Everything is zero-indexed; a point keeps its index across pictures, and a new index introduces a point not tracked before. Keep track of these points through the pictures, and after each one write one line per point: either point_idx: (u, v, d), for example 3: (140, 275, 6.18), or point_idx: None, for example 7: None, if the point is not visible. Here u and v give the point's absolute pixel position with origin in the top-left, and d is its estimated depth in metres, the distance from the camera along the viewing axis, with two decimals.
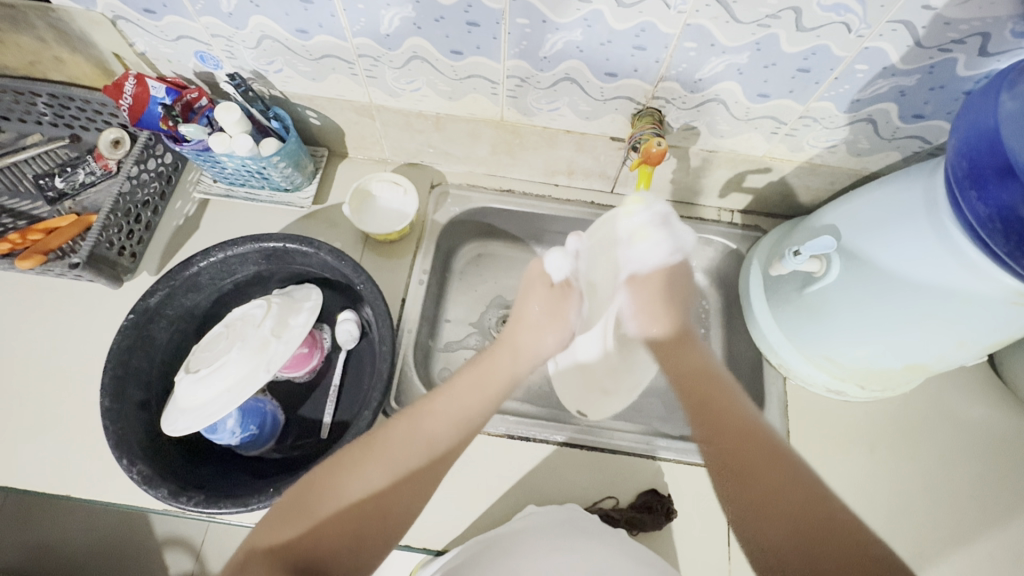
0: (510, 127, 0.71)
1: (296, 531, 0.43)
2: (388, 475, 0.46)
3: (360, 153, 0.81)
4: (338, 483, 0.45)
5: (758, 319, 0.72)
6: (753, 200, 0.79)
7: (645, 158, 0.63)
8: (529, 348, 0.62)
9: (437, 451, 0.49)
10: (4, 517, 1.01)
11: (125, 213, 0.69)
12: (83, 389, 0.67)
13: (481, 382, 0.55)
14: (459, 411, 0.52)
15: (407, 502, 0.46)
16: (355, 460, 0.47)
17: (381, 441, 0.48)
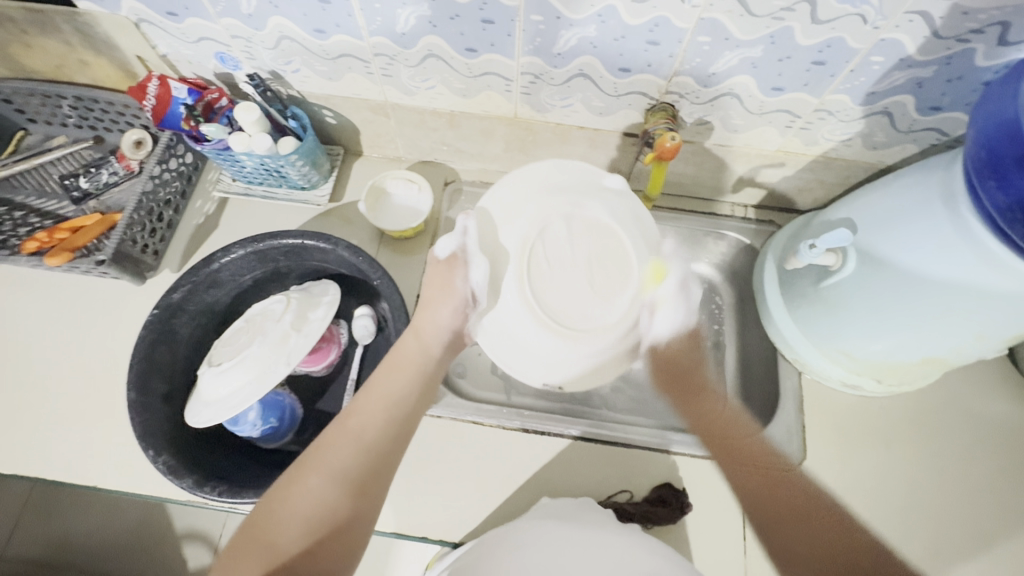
0: (523, 123, 0.72)
1: (253, 566, 0.44)
2: (335, 489, 0.48)
3: (375, 151, 0.83)
4: (288, 508, 0.47)
5: (772, 314, 0.72)
6: (766, 195, 0.79)
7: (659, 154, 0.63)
8: (429, 328, 0.61)
9: (379, 453, 0.51)
10: (28, 510, 1.03)
11: (148, 212, 0.71)
12: (108, 383, 0.69)
13: (400, 375, 0.57)
14: (386, 406, 0.54)
15: (364, 509, 0.48)
16: (299, 481, 0.48)
17: (322, 456, 0.50)
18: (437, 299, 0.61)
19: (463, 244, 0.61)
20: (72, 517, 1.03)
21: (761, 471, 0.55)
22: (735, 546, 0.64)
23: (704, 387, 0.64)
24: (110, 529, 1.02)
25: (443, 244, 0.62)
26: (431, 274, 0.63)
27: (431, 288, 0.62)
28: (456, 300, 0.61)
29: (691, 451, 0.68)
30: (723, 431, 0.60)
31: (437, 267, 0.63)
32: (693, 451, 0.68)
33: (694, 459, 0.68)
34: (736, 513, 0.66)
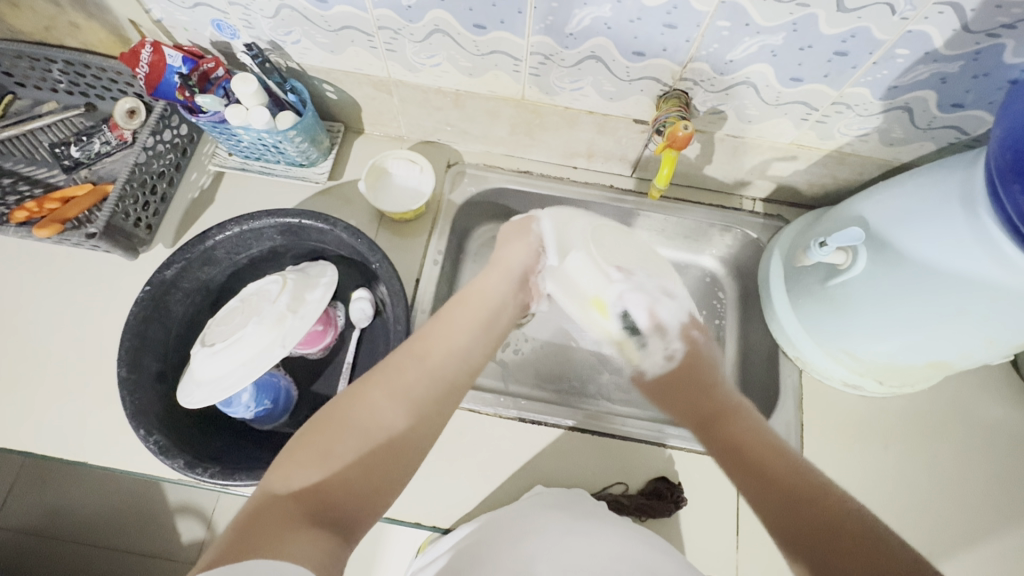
0: (530, 106, 0.69)
1: (315, 473, 0.41)
2: (401, 413, 0.47)
3: (376, 129, 0.80)
4: (352, 421, 0.45)
5: (778, 311, 0.71)
6: (776, 188, 0.77)
7: (669, 142, 0.61)
8: (506, 262, 0.65)
9: (445, 390, 0.50)
10: (21, 479, 1.03)
11: (141, 184, 0.69)
12: (99, 359, 0.68)
13: (474, 321, 0.57)
14: (457, 344, 0.54)
15: (420, 441, 0.47)
16: (365, 394, 0.47)
17: (391, 379, 0.48)
18: (515, 241, 0.67)
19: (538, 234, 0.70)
20: (64, 488, 1.03)
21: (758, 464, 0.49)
22: (728, 540, 0.64)
23: (710, 394, 0.59)
24: (102, 500, 1.02)
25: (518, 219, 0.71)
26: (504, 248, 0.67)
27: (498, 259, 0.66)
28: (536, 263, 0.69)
29: (688, 445, 0.68)
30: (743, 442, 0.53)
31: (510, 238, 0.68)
32: (689, 446, 0.68)
33: (691, 453, 0.68)
34: (730, 508, 0.66)
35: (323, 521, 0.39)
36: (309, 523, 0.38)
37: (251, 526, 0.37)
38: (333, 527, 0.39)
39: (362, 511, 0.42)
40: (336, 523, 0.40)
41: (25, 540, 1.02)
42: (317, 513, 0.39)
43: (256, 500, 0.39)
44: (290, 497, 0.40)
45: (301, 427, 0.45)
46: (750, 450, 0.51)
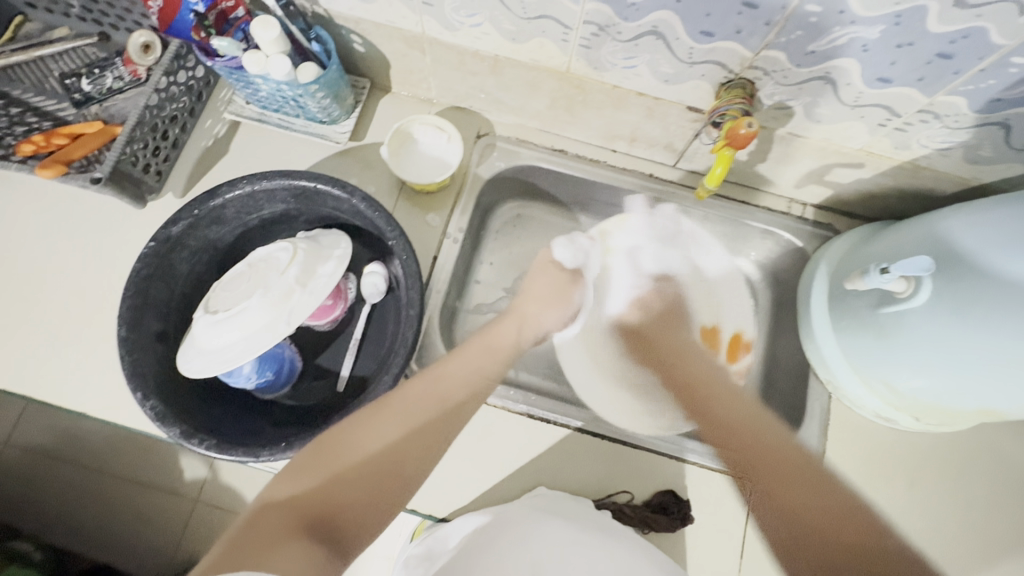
0: (575, 80, 0.63)
1: (317, 481, 0.44)
2: (406, 436, 0.49)
3: (404, 89, 0.74)
4: (358, 441, 0.47)
5: (815, 330, 0.66)
6: (832, 195, 0.71)
7: (728, 139, 0.54)
8: (534, 320, 0.69)
9: (447, 424, 0.53)
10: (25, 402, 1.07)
11: (151, 128, 0.65)
12: (102, 308, 0.66)
13: (489, 360, 0.60)
14: (467, 379, 0.57)
15: (419, 471, 0.49)
16: (376, 414, 0.49)
17: (398, 403, 0.51)
18: (552, 303, 0.71)
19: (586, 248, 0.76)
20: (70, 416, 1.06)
21: (736, 438, 0.54)
22: (732, 562, 0.62)
23: (677, 365, 0.67)
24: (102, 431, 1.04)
25: (563, 248, 0.74)
26: (545, 272, 0.73)
27: (534, 288, 0.71)
28: (567, 309, 0.73)
29: (701, 461, 0.65)
30: (693, 389, 0.62)
31: (555, 270, 0.73)
32: (702, 462, 0.65)
33: (704, 470, 0.65)
34: (738, 529, 0.63)
35: (322, 535, 0.41)
36: (307, 533, 0.40)
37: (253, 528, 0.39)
38: (330, 540, 0.41)
39: (360, 529, 0.44)
40: (334, 535, 0.41)
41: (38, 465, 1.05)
42: (316, 525, 0.41)
43: (256, 506, 0.41)
44: (290, 503, 0.41)
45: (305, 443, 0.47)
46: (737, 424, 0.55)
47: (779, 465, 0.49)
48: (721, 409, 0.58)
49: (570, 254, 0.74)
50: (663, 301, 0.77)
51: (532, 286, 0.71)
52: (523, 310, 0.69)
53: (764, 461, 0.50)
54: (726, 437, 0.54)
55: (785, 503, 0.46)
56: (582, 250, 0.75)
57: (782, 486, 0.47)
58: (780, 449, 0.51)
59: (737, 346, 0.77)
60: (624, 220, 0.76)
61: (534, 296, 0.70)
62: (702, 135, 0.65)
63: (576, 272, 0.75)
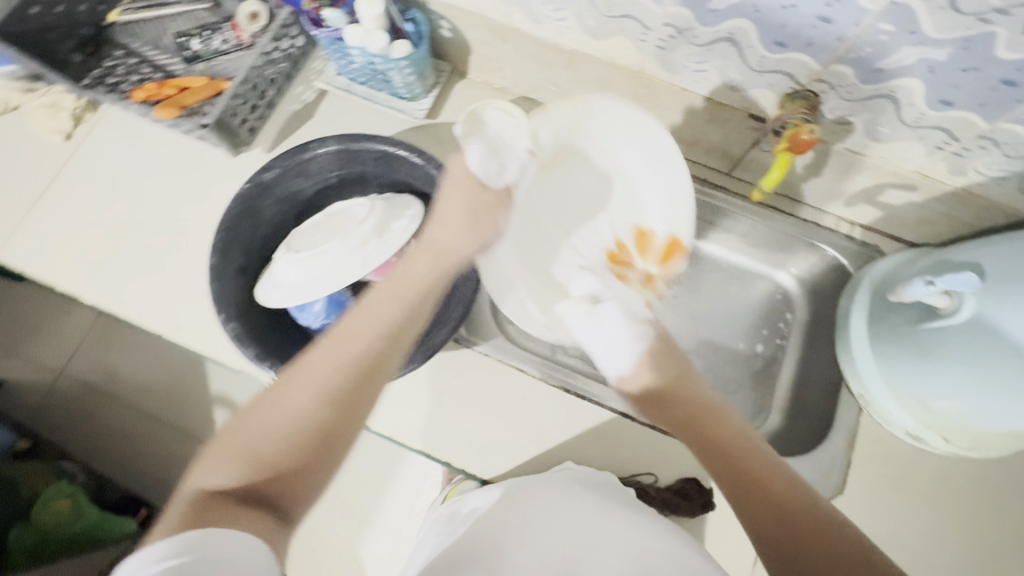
0: (645, 79, 0.67)
1: (237, 464, 0.43)
2: (321, 401, 0.45)
3: (480, 76, 0.80)
4: (271, 418, 0.45)
5: (852, 344, 0.68)
6: (881, 217, 0.73)
7: (790, 144, 0.59)
8: (455, 249, 0.57)
9: (367, 381, 0.47)
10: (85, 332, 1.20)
11: (253, 86, 0.71)
12: (188, 243, 0.72)
13: (403, 295, 0.52)
14: (385, 323, 0.50)
15: (345, 435, 0.46)
16: (294, 388, 0.46)
17: (308, 367, 0.47)
18: (465, 226, 0.58)
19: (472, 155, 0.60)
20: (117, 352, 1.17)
21: (713, 432, 0.46)
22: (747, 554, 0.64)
23: (678, 381, 0.50)
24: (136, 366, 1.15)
25: (479, 161, 0.60)
26: (461, 189, 0.59)
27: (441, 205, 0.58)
28: (489, 233, 0.60)
29: None
30: (653, 380, 0.52)
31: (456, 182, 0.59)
32: None
33: None
34: None
35: (257, 511, 0.41)
36: (236, 507, 0.40)
37: (193, 512, 0.39)
38: (259, 511, 0.41)
39: (299, 499, 0.43)
40: (271, 510, 0.41)
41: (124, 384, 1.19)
42: (250, 502, 0.41)
43: (186, 495, 0.41)
44: (217, 487, 0.41)
45: (220, 426, 0.46)
46: (713, 442, 0.46)
47: (755, 466, 0.44)
48: (691, 394, 0.49)
49: (481, 165, 0.60)
50: (661, 333, 0.54)
51: (443, 202, 0.58)
52: (428, 239, 0.57)
53: (735, 450, 0.45)
54: (708, 429, 0.47)
55: (772, 515, 0.41)
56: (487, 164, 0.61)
57: (772, 491, 0.42)
58: (768, 463, 0.44)
59: (670, 250, 0.73)
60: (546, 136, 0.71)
61: (445, 225, 0.57)
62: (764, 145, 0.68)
63: (502, 188, 0.61)
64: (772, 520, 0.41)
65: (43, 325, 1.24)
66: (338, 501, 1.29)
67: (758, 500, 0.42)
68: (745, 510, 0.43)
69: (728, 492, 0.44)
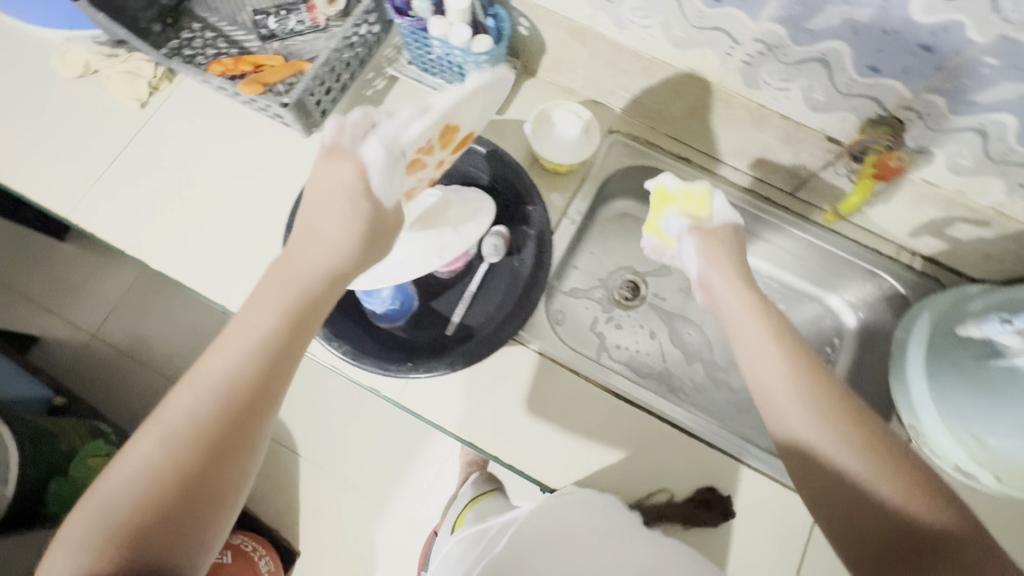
0: (722, 93, 0.67)
1: (101, 533, 0.39)
2: (173, 444, 0.42)
3: (549, 75, 0.80)
4: (124, 473, 0.41)
5: (907, 373, 0.68)
6: (945, 250, 0.73)
7: (877, 170, 0.62)
8: (313, 256, 0.50)
9: (227, 413, 0.44)
10: (137, 295, 1.27)
11: (331, 68, 0.72)
12: (256, 218, 0.74)
13: (257, 312, 0.47)
14: (246, 348, 0.46)
15: (227, 471, 0.43)
16: (141, 435, 0.43)
17: (169, 414, 0.44)
18: (328, 220, 0.50)
19: (353, 120, 0.50)
20: (165, 317, 1.26)
21: (831, 445, 0.47)
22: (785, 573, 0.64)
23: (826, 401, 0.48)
24: (184, 333, 1.25)
25: (378, 142, 0.47)
26: (330, 175, 0.50)
27: (319, 191, 0.50)
28: (366, 247, 0.51)
29: (770, 473, 0.68)
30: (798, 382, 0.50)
31: (325, 159, 0.50)
32: (772, 474, 0.68)
33: (773, 483, 0.67)
34: (795, 544, 0.65)
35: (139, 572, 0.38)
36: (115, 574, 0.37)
37: None
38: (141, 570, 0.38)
39: (183, 550, 0.40)
40: (146, 571, 0.38)
41: (167, 346, 1.25)
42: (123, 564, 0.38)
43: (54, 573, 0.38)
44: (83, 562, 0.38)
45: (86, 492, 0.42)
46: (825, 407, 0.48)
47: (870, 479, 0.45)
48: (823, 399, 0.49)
49: (338, 133, 0.50)
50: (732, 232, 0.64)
51: (317, 191, 0.50)
52: (293, 240, 0.51)
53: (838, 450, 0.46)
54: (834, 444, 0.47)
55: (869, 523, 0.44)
56: (363, 120, 0.50)
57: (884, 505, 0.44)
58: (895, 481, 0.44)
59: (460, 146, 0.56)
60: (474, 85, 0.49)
61: (321, 234, 0.50)
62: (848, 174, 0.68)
63: (399, 207, 0.53)
64: (885, 484, 0.44)
65: (91, 280, 1.28)
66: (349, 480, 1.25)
67: (865, 459, 0.45)
68: (840, 514, 0.46)
69: (840, 459, 0.46)
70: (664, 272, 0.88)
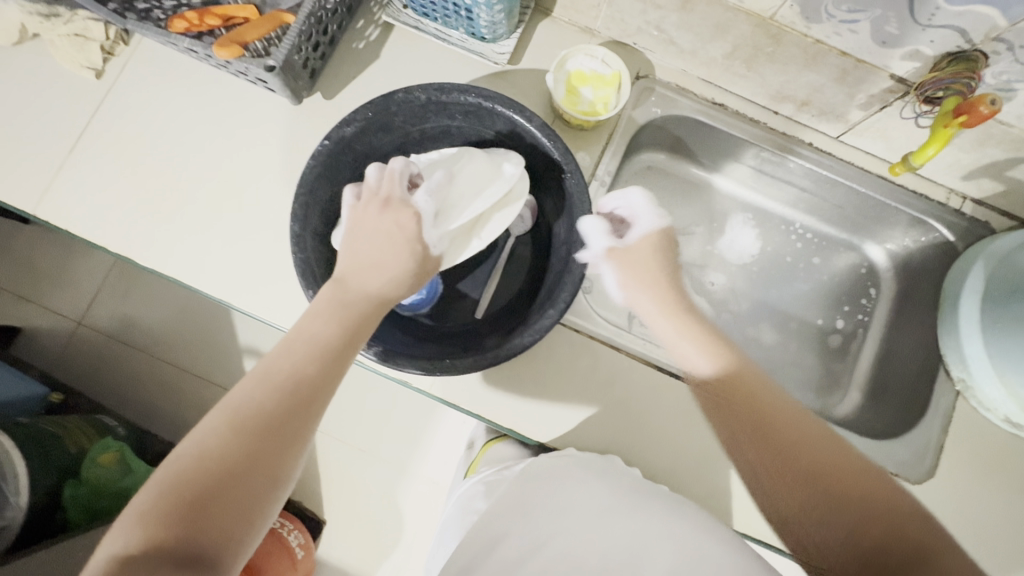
0: (774, 28, 0.59)
1: (169, 524, 0.35)
2: (248, 437, 0.39)
3: (567, 14, 0.70)
4: (194, 461, 0.38)
5: (959, 326, 0.66)
6: (1001, 192, 0.68)
7: (963, 114, 0.54)
8: (370, 271, 0.49)
9: (289, 406, 0.41)
10: (106, 281, 1.13)
11: (317, 21, 0.61)
12: (249, 202, 0.65)
13: (327, 312, 0.46)
14: (321, 347, 0.44)
15: (285, 465, 0.40)
16: (212, 421, 0.40)
17: (242, 402, 0.40)
18: (383, 233, 0.50)
19: (397, 170, 0.53)
20: (140, 301, 1.13)
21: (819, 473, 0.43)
22: None
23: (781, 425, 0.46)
24: (161, 313, 1.13)
25: (427, 193, 0.53)
26: (371, 220, 0.51)
27: (362, 227, 0.50)
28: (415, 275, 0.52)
29: None
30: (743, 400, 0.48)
31: (364, 202, 0.52)
32: None
33: None
34: None
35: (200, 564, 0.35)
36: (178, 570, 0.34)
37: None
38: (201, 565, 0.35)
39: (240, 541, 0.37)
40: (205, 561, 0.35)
41: (143, 331, 1.12)
42: (182, 547, 0.35)
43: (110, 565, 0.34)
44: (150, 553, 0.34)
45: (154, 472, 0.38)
46: (775, 436, 0.45)
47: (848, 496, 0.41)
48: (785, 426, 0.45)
49: (382, 178, 0.53)
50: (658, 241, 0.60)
51: (358, 225, 0.51)
52: (343, 263, 0.50)
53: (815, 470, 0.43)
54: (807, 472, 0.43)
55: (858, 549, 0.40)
56: (405, 169, 0.54)
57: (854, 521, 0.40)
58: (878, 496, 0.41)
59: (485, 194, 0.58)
60: (512, 180, 0.58)
61: (358, 259, 0.49)
62: (918, 118, 0.62)
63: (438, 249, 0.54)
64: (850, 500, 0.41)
65: (50, 266, 1.14)
66: (364, 449, 1.12)
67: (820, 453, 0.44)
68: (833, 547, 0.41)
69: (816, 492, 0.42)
70: (692, 229, 0.81)
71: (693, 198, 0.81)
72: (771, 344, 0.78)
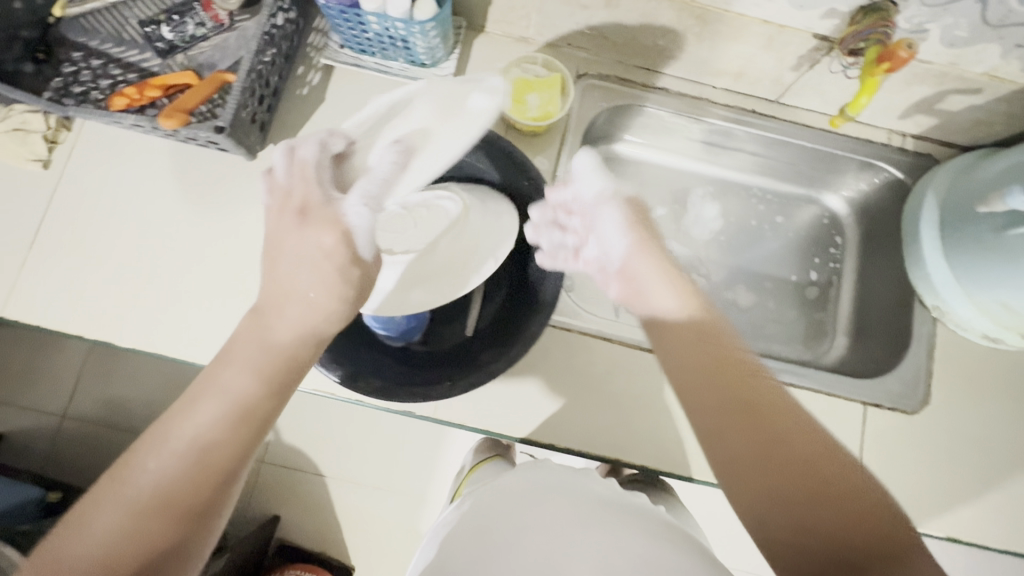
0: (698, 10, 0.61)
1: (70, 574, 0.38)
2: (152, 495, 0.41)
3: (500, 28, 0.71)
4: (99, 518, 0.40)
5: (924, 259, 0.69)
6: (935, 125, 0.72)
7: (884, 59, 0.57)
8: (288, 298, 0.45)
9: (197, 477, 0.42)
10: (85, 368, 1.11)
11: (258, 75, 0.62)
12: (221, 263, 0.65)
13: (248, 363, 0.44)
14: (237, 400, 0.43)
15: (197, 521, 0.42)
16: (120, 472, 0.42)
17: (150, 460, 0.41)
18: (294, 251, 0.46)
19: (311, 157, 0.47)
20: (124, 382, 1.10)
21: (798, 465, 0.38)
22: None
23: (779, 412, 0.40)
24: (147, 390, 1.10)
25: (359, 199, 0.45)
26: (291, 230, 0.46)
27: (281, 243, 0.46)
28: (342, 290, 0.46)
29: (817, 387, 0.67)
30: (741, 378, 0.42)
31: (279, 209, 0.47)
32: (819, 387, 0.67)
33: (821, 396, 0.67)
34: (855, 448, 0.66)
35: None
36: None
37: None
38: None
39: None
40: None
41: (132, 412, 1.10)
42: None
43: None
44: None
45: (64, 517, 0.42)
46: (758, 417, 0.40)
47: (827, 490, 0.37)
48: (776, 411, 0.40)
49: (294, 174, 0.47)
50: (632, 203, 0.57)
51: (277, 243, 0.46)
52: (267, 292, 0.46)
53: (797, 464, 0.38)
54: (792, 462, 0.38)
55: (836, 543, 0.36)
56: (320, 151, 0.47)
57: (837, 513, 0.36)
58: (864, 496, 0.37)
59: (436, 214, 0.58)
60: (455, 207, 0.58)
61: (284, 279, 0.46)
62: (847, 70, 0.65)
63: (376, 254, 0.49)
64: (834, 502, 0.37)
65: (22, 364, 1.10)
66: (379, 485, 1.11)
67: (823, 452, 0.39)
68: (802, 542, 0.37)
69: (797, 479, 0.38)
70: (658, 211, 0.83)
71: (654, 181, 0.84)
72: (751, 305, 0.80)
